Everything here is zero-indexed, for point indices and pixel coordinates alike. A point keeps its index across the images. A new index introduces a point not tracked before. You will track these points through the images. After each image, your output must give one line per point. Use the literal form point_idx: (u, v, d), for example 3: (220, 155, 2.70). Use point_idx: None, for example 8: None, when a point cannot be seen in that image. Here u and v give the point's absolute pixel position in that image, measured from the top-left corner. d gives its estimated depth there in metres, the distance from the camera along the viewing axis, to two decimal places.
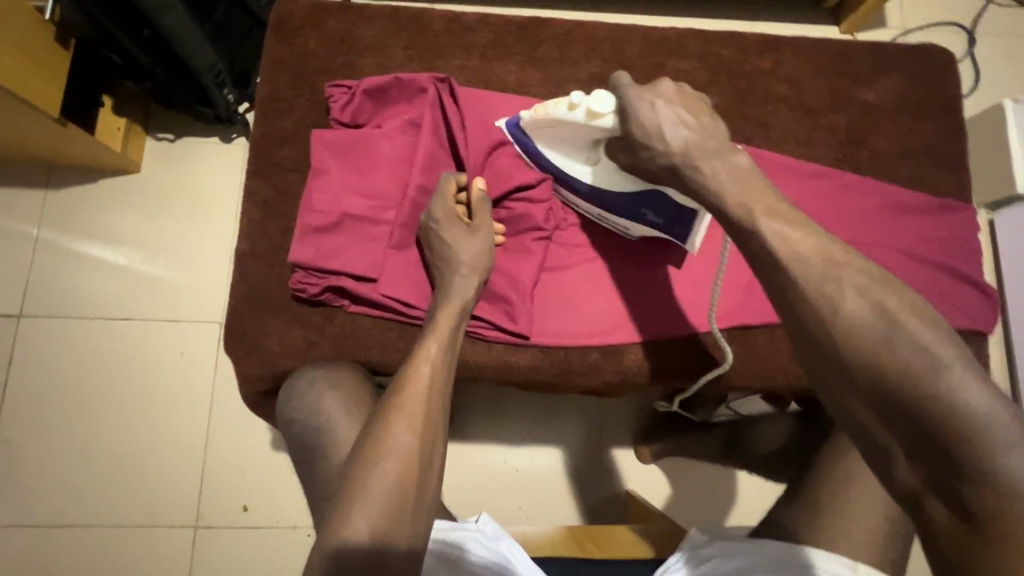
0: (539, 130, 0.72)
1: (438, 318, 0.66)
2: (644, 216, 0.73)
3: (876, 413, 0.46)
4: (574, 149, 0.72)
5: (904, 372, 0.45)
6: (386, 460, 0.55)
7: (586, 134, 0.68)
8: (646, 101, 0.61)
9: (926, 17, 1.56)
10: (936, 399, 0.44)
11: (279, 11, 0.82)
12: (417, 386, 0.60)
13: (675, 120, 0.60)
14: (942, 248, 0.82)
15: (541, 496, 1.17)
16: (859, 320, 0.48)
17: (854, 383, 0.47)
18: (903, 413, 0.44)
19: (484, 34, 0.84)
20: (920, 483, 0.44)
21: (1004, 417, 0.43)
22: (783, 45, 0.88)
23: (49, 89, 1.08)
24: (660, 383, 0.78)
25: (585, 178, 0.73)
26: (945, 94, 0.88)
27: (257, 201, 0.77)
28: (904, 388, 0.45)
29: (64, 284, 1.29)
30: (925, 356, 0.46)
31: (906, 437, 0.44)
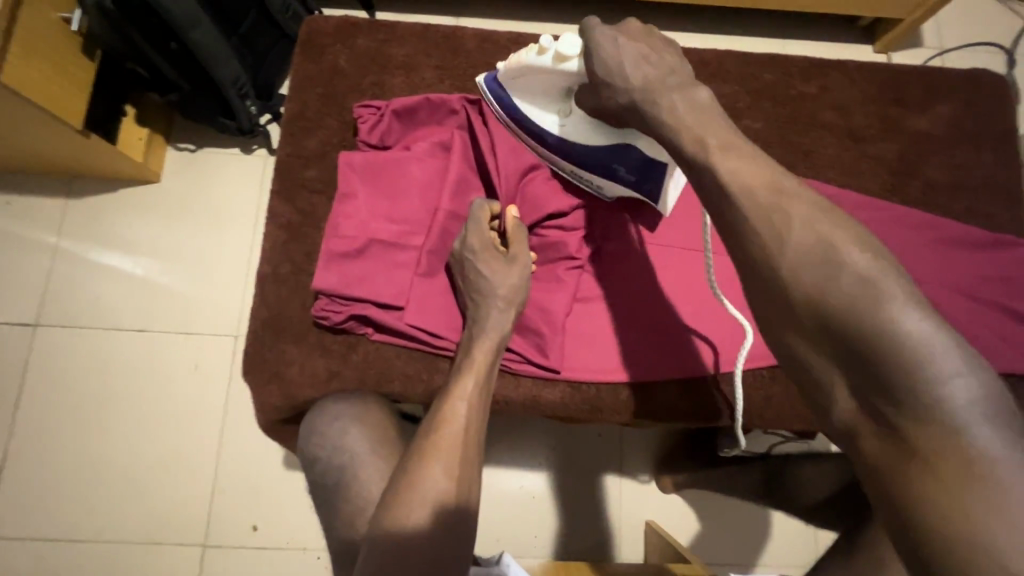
0: (506, 80, 0.68)
1: (474, 353, 0.64)
2: (616, 173, 0.70)
3: (821, 354, 0.47)
4: (541, 99, 0.68)
5: (846, 306, 0.45)
6: (420, 504, 0.54)
7: (555, 80, 0.65)
8: (610, 36, 0.60)
9: (963, 37, 1.52)
10: (877, 333, 0.44)
11: (309, 28, 0.80)
12: (453, 424, 0.59)
13: (640, 58, 0.59)
14: (1001, 286, 0.78)
15: (511, 525, 1.11)
16: (807, 260, 0.48)
17: (801, 327, 0.48)
18: (847, 352, 0.45)
19: (516, 54, 0.82)
20: (860, 417, 0.46)
21: (937, 341, 0.43)
22: (829, 68, 0.83)
23: (74, 100, 1.08)
24: (695, 423, 0.74)
25: (552, 129, 0.69)
26: (1003, 123, 0.83)
27: (279, 223, 0.74)
28: (850, 327, 0.45)
29: (81, 294, 1.28)
30: (868, 289, 0.45)
31: (849, 375, 0.45)
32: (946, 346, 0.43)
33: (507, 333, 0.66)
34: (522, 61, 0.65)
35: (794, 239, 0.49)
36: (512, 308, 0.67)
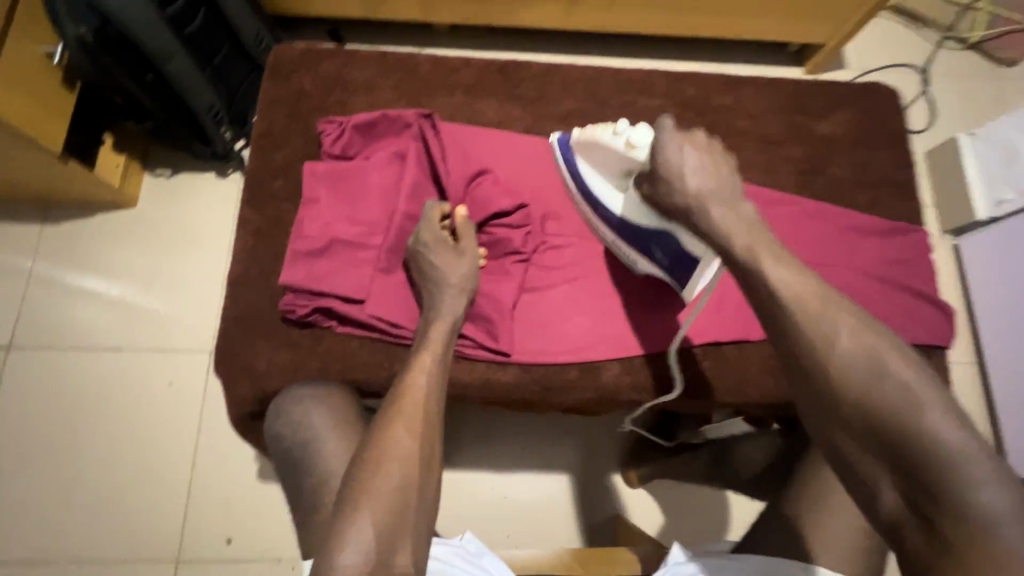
0: (579, 148, 0.77)
1: (431, 332, 0.71)
2: (653, 255, 0.76)
3: (864, 450, 0.52)
4: (607, 174, 0.76)
5: (890, 413, 0.51)
6: (389, 462, 0.60)
7: (619, 162, 0.73)
8: (679, 144, 0.64)
9: (882, 59, 1.68)
10: (913, 435, 0.50)
11: (277, 56, 0.89)
12: (414, 394, 0.65)
13: (701, 168, 0.64)
14: (900, 268, 0.88)
15: (535, 524, 1.21)
16: (850, 362, 0.54)
17: (845, 424, 0.53)
18: (887, 448, 0.51)
19: (466, 74, 0.91)
20: (902, 510, 0.50)
21: (974, 450, 0.49)
22: (743, 82, 0.95)
23: (54, 127, 1.15)
24: (637, 398, 0.81)
25: (614, 207, 0.76)
26: (895, 127, 0.95)
27: (250, 229, 0.81)
28: (889, 427, 0.51)
29: (56, 316, 1.31)
30: (907, 395, 0.51)
31: (891, 470, 0.51)
32: (977, 452, 0.49)
33: (461, 315, 0.73)
34: (600, 137, 0.73)
35: (842, 348, 0.54)
36: (464, 296, 0.74)
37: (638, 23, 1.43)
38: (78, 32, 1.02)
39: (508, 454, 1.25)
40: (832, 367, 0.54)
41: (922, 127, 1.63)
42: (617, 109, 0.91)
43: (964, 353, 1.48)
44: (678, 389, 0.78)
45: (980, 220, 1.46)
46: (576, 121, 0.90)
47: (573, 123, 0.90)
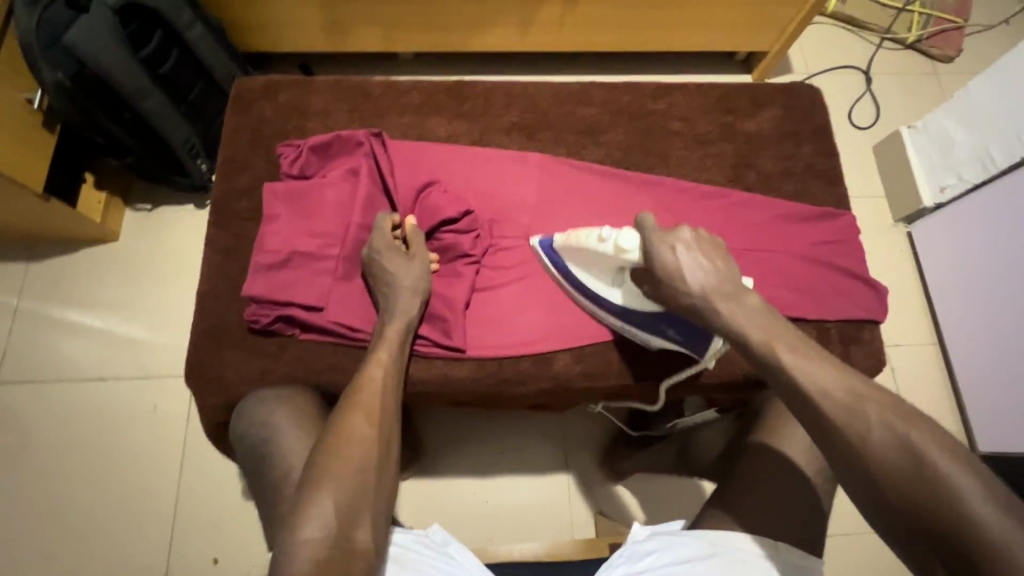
0: (567, 252, 0.82)
1: (387, 331, 0.77)
2: (665, 332, 0.82)
3: (915, 540, 0.53)
4: (599, 271, 0.81)
5: (925, 499, 0.53)
6: (349, 445, 0.65)
7: (613, 262, 0.77)
8: (668, 246, 0.71)
9: (825, 62, 1.78)
10: (953, 520, 0.51)
11: (239, 88, 0.96)
12: (370, 386, 0.71)
13: (694, 266, 0.70)
14: (831, 249, 0.94)
15: (547, 519, 1.26)
16: (884, 448, 0.56)
17: (894, 515, 0.55)
18: (933, 534, 0.52)
19: (415, 95, 0.98)
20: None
21: (1015, 533, 0.48)
22: (675, 89, 1.02)
23: (35, 169, 1.20)
24: (589, 386, 0.86)
25: (614, 299, 0.82)
26: (817, 121, 1.02)
27: (217, 248, 0.86)
28: (927, 512, 0.52)
29: (42, 349, 1.35)
30: (938, 480, 0.53)
31: (944, 558, 0.51)
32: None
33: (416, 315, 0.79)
34: (584, 244, 0.78)
35: (873, 438, 0.56)
36: (416, 299, 0.79)
37: (588, 41, 1.51)
38: (55, 78, 1.08)
39: (487, 458, 1.29)
40: (865, 449, 0.56)
41: (867, 123, 1.72)
42: (558, 119, 0.99)
43: (924, 334, 1.53)
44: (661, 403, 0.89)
45: (926, 207, 1.53)
46: (520, 132, 0.98)
47: (517, 135, 0.97)
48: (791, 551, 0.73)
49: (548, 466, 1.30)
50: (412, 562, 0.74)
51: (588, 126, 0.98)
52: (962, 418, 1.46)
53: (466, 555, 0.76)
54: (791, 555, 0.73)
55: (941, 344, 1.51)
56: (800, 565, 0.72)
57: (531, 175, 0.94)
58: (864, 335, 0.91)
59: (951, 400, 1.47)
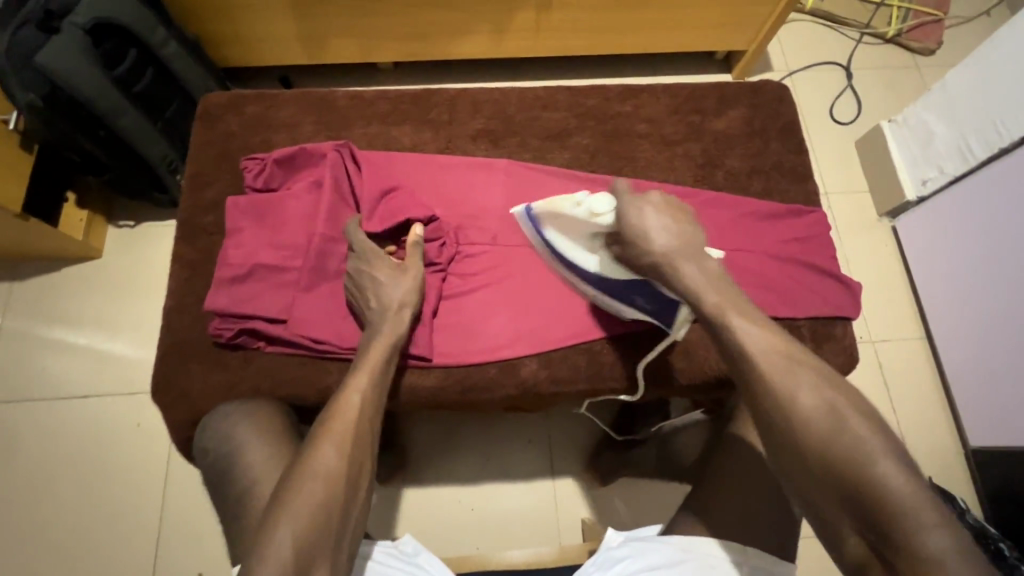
0: (545, 219, 0.80)
1: (370, 353, 0.75)
2: (636, 301, 0.83)
3: (829, 499, 0.57)
4: (575, 237, 0.81)
5: (847, 464, 0.57)
6: (313, 480, 0.62)
7: (587, 228, 0.78)
8: (638, 209, 0.72)
9: (804, 59, 1.77)
10: (868, 484, 0.55)
11: (205, 103, 0.97)
12: (346, 412, 0.69)
13: (661, 228, 0.71)
14: (800, 246, 0.93)
15: (533, 527, 1.25)
16: (812, 413, 0.60)
17: (812, 477, 0.59)
18: (848, 495, 0.56)
19: (380, 105, 0.98)
20: (866, 554, 0.55)
21: (919, 497, 0.53)
22: (640, 91, 1.02)
23: (13, 190, 1.21)
24: (557, 391, 0.85)
25: (591, 268, 0.82)
26: (784, 119, 1.02)
27: (183, 264, 0.87)
28: (848, 478, 0.56)
29: (27, 369, 1.35)
30: (862, 449, 0.57)
31: (852, 517, 0.56)
32: (925, 500, 0.53)
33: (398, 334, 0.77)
34: (559, 209, 0.78)
35: (803, 404, 0.60)
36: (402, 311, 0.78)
37: (565, 46, 1.52)
38: (27, 98, 1.09)
39: (471, 466, 1.28)
40: (793, 419, 0.60)
41: (848, 119, 1.71)
42: (523, 124, 0.99)
43: (912, 328, 1.51)
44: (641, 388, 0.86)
45: (909, 201, 1.51)
46: (486, 139, 0.98)
47: (483, 142, 0.98)
48: (761, 556, 0.74)
49: (533, 471, 1.29)
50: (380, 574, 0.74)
51: (554, 131, 0.99)
52: (953, 412, 1.44)
53: (436, 566, 0.76)
54: (760, 560, 0.73)
55: (928, 338, 1.50)
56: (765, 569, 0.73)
57: (497, 180, 0.95)
58: (836, 331, 0.90)
59: (941, 395, 1.45)
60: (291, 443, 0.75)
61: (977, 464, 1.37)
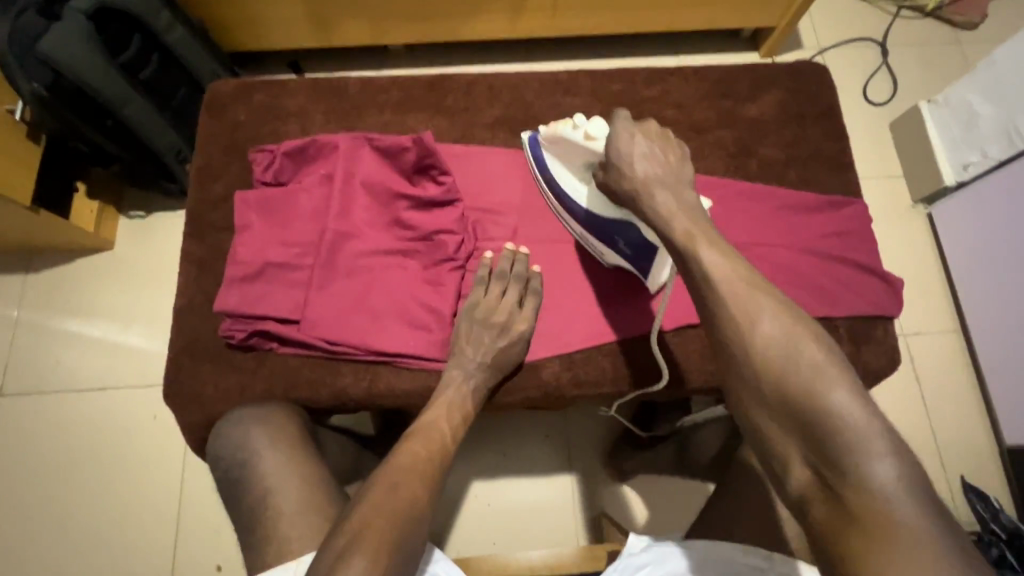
0: (546, 141, 0.79)
1: (445, 389, 0.76)
2: (617, 245, 0.80)
3: (780, 426, 0.55)
4: (571, 166, 0.80)
5: (800, 390, 0.54)
6: (384, 506, 0.62)
7: (582, 155, 0.77)
8: (630, 133, 0.71)
9: (838, 35, 1.67)
10: (821, 412, 0.53)
11: (211, 92, 0.93)
12: (423, 436, 0.71)
13: (644, 154, 0.70)
14: (839, 241, 0.88)
15: (550, 525, 1.23)
16: (772, 342, 0.57)
17: (764, 404, 0.57)
18: (799, 424, 0.54)
19: (394, 92, 0.93)
20: (811, 484, 0.53)
21: (871, 426, 0.52)
22: (669, 74, 0.96)
23: (23, 182, 1.19)
24: (582, 394, 0.82)
25: (580, 201, 0.80)
26: (823, 103, 0.95)
27: (193, 261, 0.84)
28: (801, 403, 0.54)
29: (43, 361, 1.35)
30: (815, 376, 0.55)
31: (801, 444, 0.54)
32: (878, 430, 0.52)
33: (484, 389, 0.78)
34: (560, 132, 0.77)
35: (763, 334, 0.58)
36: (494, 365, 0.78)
37: (584, 25, 1.44)
38: (33, 89, 1.06)
39: (487, 462, 1.26)
40: (752, 348, 0.58)
41: (883, 99, 1.62)
42: (543, 111, 0.94)
43: (946, 321, 1.44)
44: (665, 378, 0.80)
45: (948, 186, 1.43)
46: (504, 127, 0.93)
47: (501, 130, 0.93)
48: (790, 562, 0.69)
49: (551, 468, 1.26)
50: None
51: (576, 117, 0.93)
52: (988, 411, 1.37)
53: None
54: (790, 566, 0.68)
55: (964, 331, 1.43)
56: None
57: (516, 170, 0.90)
58: (877, 333, 0.85)
59: (976, 392, 1.39)
60: (307, 450, 0.73)
61: (1012, 464, 1.31)
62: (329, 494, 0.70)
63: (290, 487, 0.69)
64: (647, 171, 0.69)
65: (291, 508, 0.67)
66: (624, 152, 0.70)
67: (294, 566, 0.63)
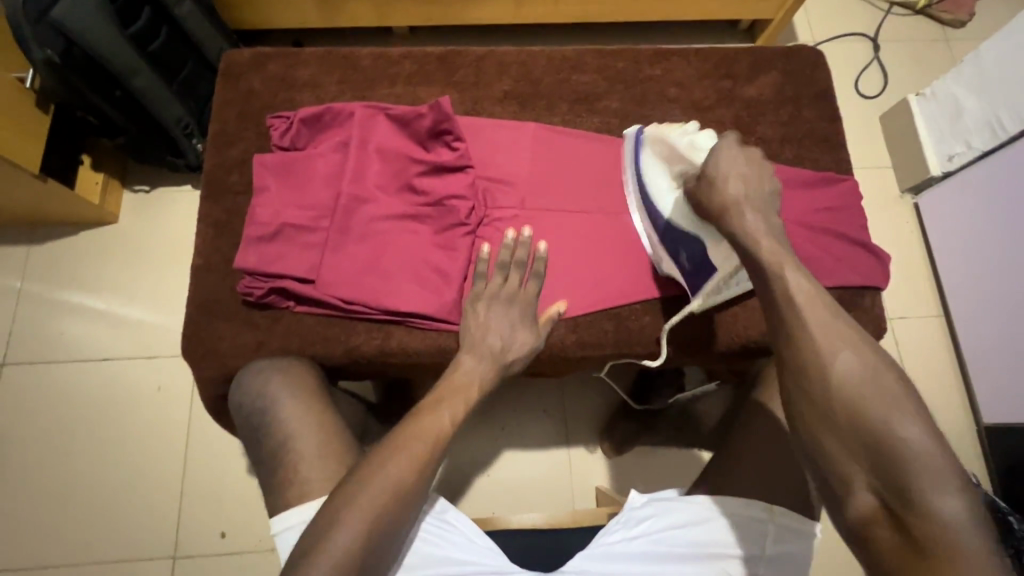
0: (652, 143, 0.83)
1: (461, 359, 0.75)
2: (679, 257, 0.82)
3: (846, 450, 0.55)
4: (666, 177, 0.82)
5: (874, 419, 0.54)
6: (387, 470, 0.64)
7: (680, 163, 0.78)
8: (732, 152, 0.71)
9: (831, 30, 1.72)
10: (892, 441, 0.52)
11: (227, 60, 0.95)
12: (434, 426, 0.67)
13: (741, 175, 0.69)
14: (830, 215, 0.92)
15: (549, 494, 1.27)
16: (851, 370, 0.56)
17: (830, 427, 0.56)
18: (867, 452, 0.53)
19: (406, 65, 0.96)
20: (875, 511, 0.52)
21: (944, 462, 0.51)
22: (672, 54, 0.99)
23: (30, 150, 1.20)
24: (584, 355, 0.86)
25: (664, 210, 0.82)
26: (818, 86, 1.00)
27: (210, 223, 0.86)
28: (872, 432, 0.53)
29: (46, 332, 1.36)
30: (887, 408, 0.54)
31: (870, 472, 0.53)
32: (949, 466, 0.51)
33: (494, 373, 0.75)
34: (670, 135, 0.79)
35: (843, 369, 0.57)
36: (504, 349, 0.77)
37: (587, 12, 1.47)
38: (44, 54, 1.05)
39: (488, 432, 1.29)
40: (831, 369, 0.57)
41: (874, 93, 1.67)
42: (551, 87, 0.97)
43: (930, 305, 1.50)
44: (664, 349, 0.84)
45: (933, 176, 1.48)
46: (513, 100, 0.96)
47: (510, 104, 0.96)
48: (788, 515, 0.73)
49: (549, 439, 1.30)
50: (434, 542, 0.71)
51: (583, 94, 0.97)
52: (966, 391, 1.43)
53: (463, 521, 0.74)
54: (788, 519, 0.72)
55: (945, 315, 1.49)
56: (795, 527, 0.72)
57: (524, 142, 0.93)
58: (864, 302, 0.89)
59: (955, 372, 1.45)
60: (323, 402, 0.77)
61: (987, 441, 1.38)
62: (345, 443, 0.73)
63: (308, 433, 0.72)
64: (742, 187, 0.68)
65: (311, 451, 0.71)
66: (722, 166, 0.70)
67: (316, 503, 0.67)
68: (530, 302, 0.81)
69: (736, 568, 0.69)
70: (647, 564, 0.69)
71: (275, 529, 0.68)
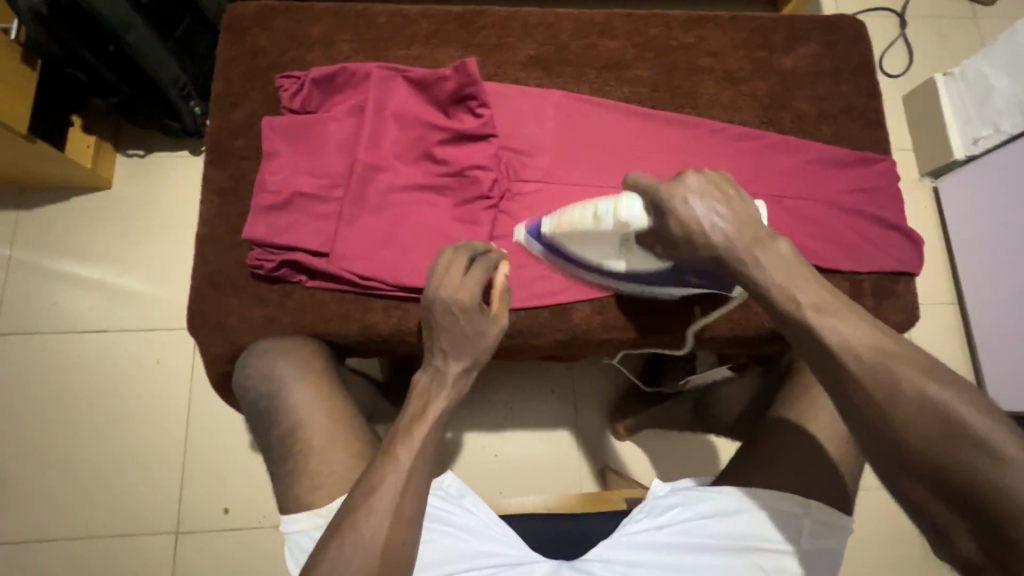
0: (559, 235, 0.75)
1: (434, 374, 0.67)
2: (687, 281, 0.77)
3: (936, 501, 0.45)
4: (599, 248, 0.75)
5: (959, 456, 0.44)
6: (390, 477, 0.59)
7: (615, 233, 0.70)
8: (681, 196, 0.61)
9: (858, 5, 1.65)
10: (989, 482, 0.43)
11: (230, 14, 0.88)
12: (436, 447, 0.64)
13: (709, 212, 0.60)
14: (864, 196, 0.88)
15: (556, 474, 1.25)
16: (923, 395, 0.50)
17: (906, 466, 0.47)
18: (956, 492, 0.44)
19: (425, 24, 0.90)
20: (981, 558, 0.44)
21: None
22: (706, 21, 0.93)
23: (19, 108, 1.12)
24: (608, 338, 0.83)
25: (620, 267, 0.77)
26: (857, 60, 0.95)
27: (214, 189, 0.81)
28: (962, 472, 0.44)
29: (38, 302, 1.30)
30: (974, 442, 0.44)
31: (965, 517, 0.44)
32: None
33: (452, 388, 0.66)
34: (578, 224, 0.71)
35: None
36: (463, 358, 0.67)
37: None
38: (31, 3, 0.96)
39: (497, 415, 1.27)
40: None
41: (899, 72, 1.62)
42: (577, 53, 0.91)
43: (945, 292, 1.48)
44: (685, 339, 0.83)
45: (956, 160, 1.44)
46: (538, 66, 0.90)
47: (535, 69, 0.90)
48: (824, 510, 0.70)
49: (560, 421, 1.28)
50: (448, 526, 0.69)
51: (612, 61, 0.91)
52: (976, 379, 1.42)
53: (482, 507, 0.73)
54: (824, 514, 0.70)
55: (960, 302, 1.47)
56: (829, 522, 0.70)
57: (549, 112, 0.88)
58: (898, 289, 0.86)
59: (967, 360, 1.44)
60: (334, 385, 0.73)
61: None
62: (357, 428, 0.70)
63: (319, 419, 0.69)
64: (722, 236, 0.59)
65: (322, 434, 0.69)
66: (686, 218, 0.60)
67: (324, 512, 0.64)
68: (474, 300, 0.68)
69: (767, 560, 0.68)
70: (672, 553, 0.68)
71: (285, 528, 0.65)
